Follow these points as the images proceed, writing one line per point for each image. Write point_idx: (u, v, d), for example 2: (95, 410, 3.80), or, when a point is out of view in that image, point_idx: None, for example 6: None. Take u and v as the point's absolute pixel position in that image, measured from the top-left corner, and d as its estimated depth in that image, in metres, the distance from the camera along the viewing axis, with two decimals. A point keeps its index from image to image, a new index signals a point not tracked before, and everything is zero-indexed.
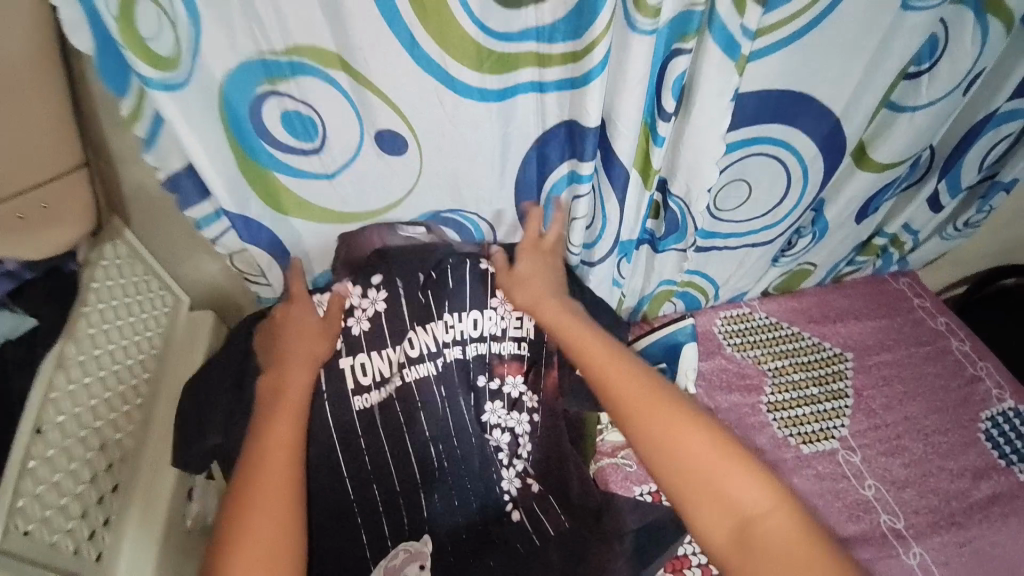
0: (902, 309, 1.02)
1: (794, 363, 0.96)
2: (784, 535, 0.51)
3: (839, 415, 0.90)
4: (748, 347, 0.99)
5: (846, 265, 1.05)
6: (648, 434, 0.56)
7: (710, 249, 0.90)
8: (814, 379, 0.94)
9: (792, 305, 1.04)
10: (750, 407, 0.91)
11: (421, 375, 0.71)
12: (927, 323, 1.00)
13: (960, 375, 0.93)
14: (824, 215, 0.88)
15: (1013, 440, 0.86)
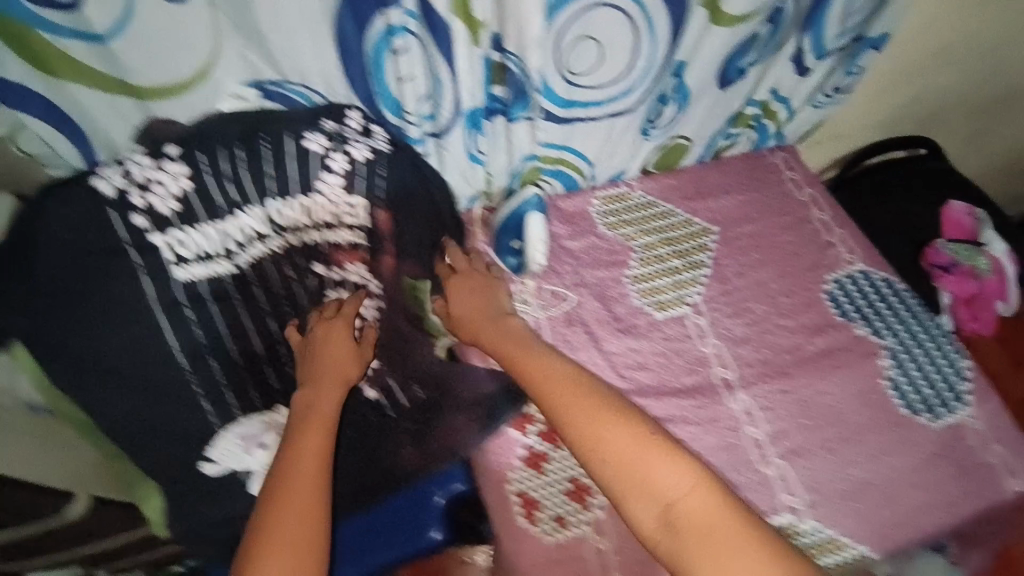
0: (771, 182, 1.04)
1: (662, 239, 0.98)
2: (699, 511, 0.60)
3: (696, 283, 0.94)
4: (621, 225, 0.99)
5: (722, 139, 1.04)
6: (582, 433, 0.66)
7: (573, 121, 0.85)
8: (678, 252, 0.97)
9: (669, 182, 1.03)
10: (614, 281, 0.94)
11: (253, 258, 0.69)
12: (793, 195, 1.03)
13: (815, 243, 0.97)
14: (686, 81, 0.85)
15: (856, 300, 0.90)
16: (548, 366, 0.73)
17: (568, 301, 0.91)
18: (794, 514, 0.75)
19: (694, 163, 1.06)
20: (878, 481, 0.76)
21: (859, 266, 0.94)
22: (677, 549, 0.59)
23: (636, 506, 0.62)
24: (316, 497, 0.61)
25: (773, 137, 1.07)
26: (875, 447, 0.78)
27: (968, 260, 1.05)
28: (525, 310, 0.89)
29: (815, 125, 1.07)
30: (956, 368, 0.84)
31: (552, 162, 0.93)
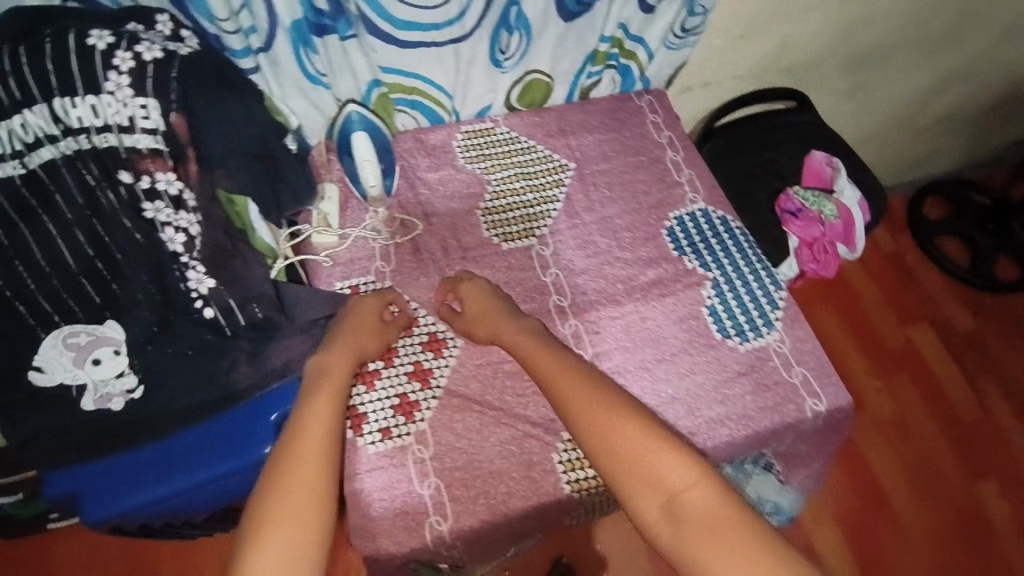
0: (633, 123, 1.07)
1: (519, 174, 1.00)
2: (701, 503, 0.60)
3: (546, 217, 0.96)
4: (480, 160, 1.01)
5: (586, 78, 1.06)
6: (586, 426, 0.68)
7: (414, 46, 0.87)
8: (533, 187, 0.99)
9: (534, 120, 1.05)
10: (467, 213, 0.95)
11: (45, 160, 0.71)
12: (651, 136, 1.06)
13: (662, 182, 1.02)
14: (524, 9, 0.88)
15: (693, 237, 0.95)
16: (549, 359, 0.75)
17: (415, 230, 0.93)
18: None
19: (561, 103, 1.08)
20: (681, 396, 0.84)
21: (700, 204, 0.99)
22: (675, 544, 0.59)
23: (638, 501, 0.62)
24: (325, 464, 0.63)
25: (639, 82, 1.10)
26: (684, 365, 0.85)
27: (815, 206, 1.11)
28: (374, 236, 0.91)
29: (680, 66, 1.10)
30: (771, 297, 0.90)
31: (405, 91, 0.96)
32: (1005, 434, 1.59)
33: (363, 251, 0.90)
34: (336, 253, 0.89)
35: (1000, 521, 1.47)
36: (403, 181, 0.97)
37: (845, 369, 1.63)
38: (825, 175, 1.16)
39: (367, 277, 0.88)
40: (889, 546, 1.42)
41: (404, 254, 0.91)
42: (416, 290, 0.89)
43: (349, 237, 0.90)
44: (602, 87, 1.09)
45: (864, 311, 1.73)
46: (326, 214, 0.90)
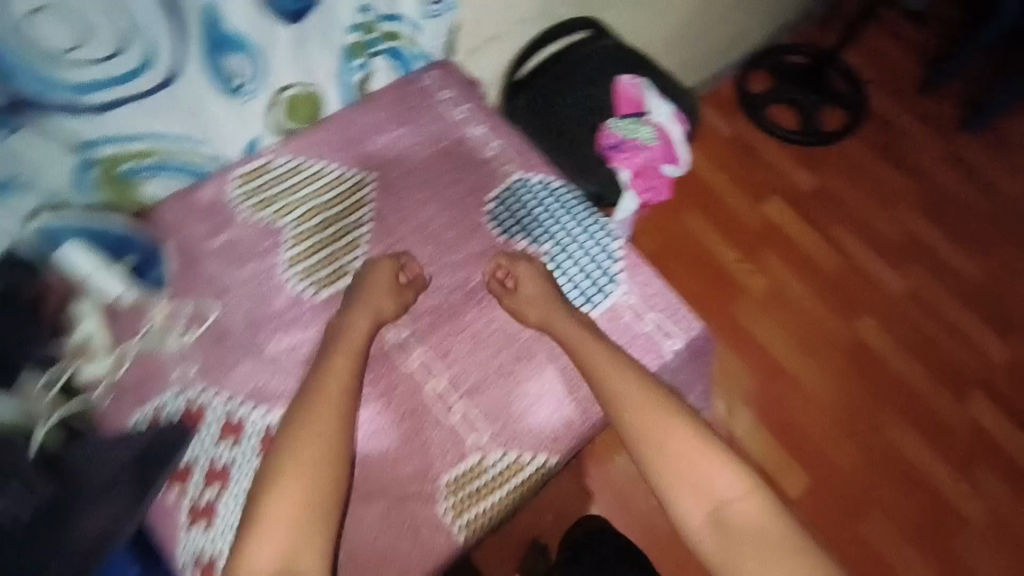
0: (425, 103, 0.96)
1: (314, 207, 0.88)
2: (746, 512, 0.70)
3: (357, 246, 0.87)
4: (265, 204, 0.87)
5: (355, 74, 0.92)
6: (647, 434, 0.75)
7: (114, 105, 0.74)
8: (335, 216, 0.87)
9: (314, 138, 0.91)
10: (270, 272, 0.84)
11: None
12: (447, 116, 0.96)
13: (473, 164, 0.93)
14: (226, 19, 0.74)
15: (516, 212, 0.90)
16: (611, 357, 0.79)
17: (210, 319, 0.81)
18: (480, 451, 0.77)
19: (340, 108, 0.94)
20: (549, 388, 0.81)
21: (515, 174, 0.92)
22: (720, 551, 0.69)
23: (688, 505, 0.72)
24: (339, 425, 0.71)
25: (418, 58, 0.97)
26: (542, 356, 0.82)
27: (632, 135, 1.08)
28: (158, 345, 0.80)
29: (454, 28, 0.98)
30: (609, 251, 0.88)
31: (139, 156, 0.80)
32: (869, 270, 1.72)
33: (154, 363, 0.80)
34: (120, 379, 0.80)
35: (886, 352, 1.60)
36: (182, 259, 0.84)
37: (719, 260, 1.72)
38: (637, 97, 1.13)
39: (168, 390, 0.79)
40: (797, 407, 1.54)
41: (207, 348, 0.80)
42: (235, 381, 0.79)
43: (128, 356, 0.80)
44: (378, 76, 0.96)
45: (721, 202, 1.80)
46: (92, 341, 0.80)
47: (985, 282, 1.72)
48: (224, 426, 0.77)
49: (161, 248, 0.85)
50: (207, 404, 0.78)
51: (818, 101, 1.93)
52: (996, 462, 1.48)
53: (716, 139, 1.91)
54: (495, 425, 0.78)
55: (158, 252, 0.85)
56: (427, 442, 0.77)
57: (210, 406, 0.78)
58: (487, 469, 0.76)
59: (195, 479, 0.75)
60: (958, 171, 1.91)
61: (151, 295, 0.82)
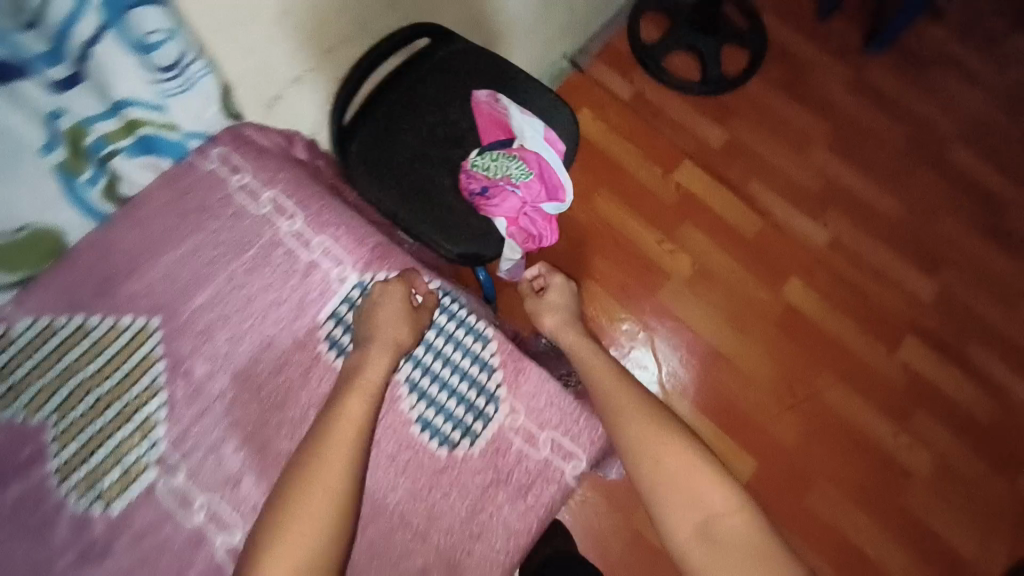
0: (206, 193, 0.79)
1: (82, 383, 0.73)
2: (734, 528, 0.73)
3: (152, 427, 0.73)
4: (14, 394, 0.72)
5: (92, 187, 0.74)
6: (641, 443, 0.79)
7: None
8: (111, 393, 0.73)
9: (60, 289, 0.74)
10: (34, 491, 0.70)
11: None
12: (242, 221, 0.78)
13: (293, 273, 0.78)
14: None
15: (352, 331, 0.79)
16: (613, 378, 0.87)
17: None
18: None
19: (87, 233, 0.77)
20: (434, 558, 0.77)
21: (353, 278, 0.80)
22: (708, 560, 0.72)
23: (679, 520, 0.75)
24: (349, 475, 0.64)
25: (185, 139, 0.80)
26: (422, 524, 0.78)
27: (499, 173, 0.89)
28: None
29: (221, 90, 0.77)
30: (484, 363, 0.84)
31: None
32: (789, 226, 1.63)
33: None
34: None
35: (817, 313, 1.53)
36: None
37: (638, 246, 1.56)
38: (502, 121, 0.93)
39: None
40: (734, 389, 1.46)
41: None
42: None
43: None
44: (137, 175, 0.78)
45: (633, 177, 1.62)
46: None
47: (902, 217, 1.67)
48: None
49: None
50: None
51: (719, 41, 1.74)
52: (934, 404, 1.47)
53: (618, 103, 1.71)
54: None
55: None
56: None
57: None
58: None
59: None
60: (867, 98, 1.80)
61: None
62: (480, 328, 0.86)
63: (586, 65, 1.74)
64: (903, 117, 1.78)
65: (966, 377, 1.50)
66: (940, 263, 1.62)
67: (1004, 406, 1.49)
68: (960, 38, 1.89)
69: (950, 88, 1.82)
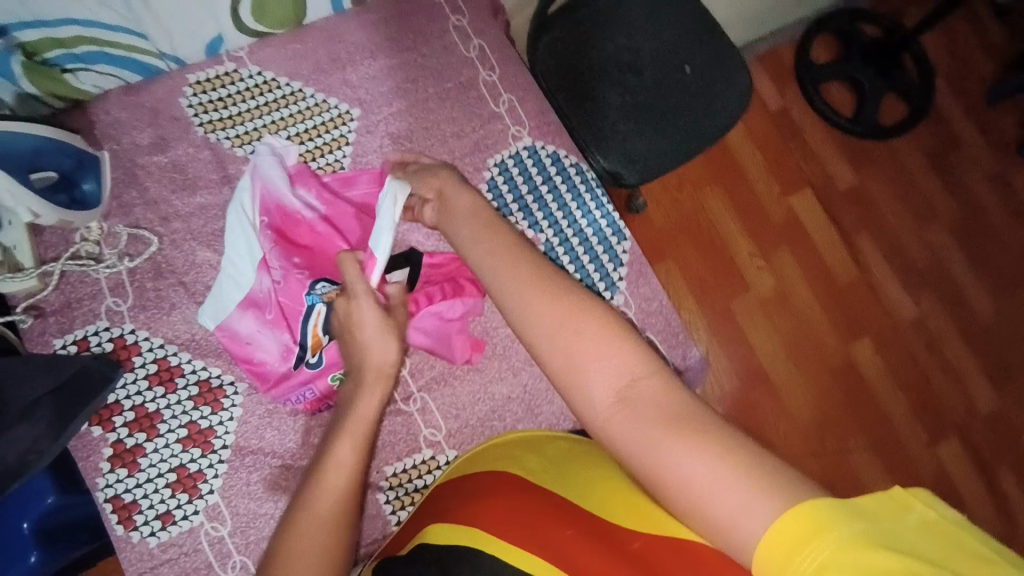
0: (424, 20, 0.93)
1: (297, 111, 0.89)
2: (650, 389, 0.55)
3: (338, 167, 0.90)
4: (221, 126, 0.87)
5: None
6: (532, 322, 0.60)
7: (96, 26, 0.76)
8: (311, 129, 0.89)
9: (295, 49, 0.89)
10: (219, 207, 0.86)
11: None
12: (458, 51, 0.93)
13: (477, 115, 0.93)
14: None
15: (514, 184, 0.93)
16: (504, 245, 0.66)
17: (150, 245, 0.84)
18: (433, 447, 0.83)
19: (326, 16, 0.91)
20: (519, 394, 0.86)
21: (527, 139, 0.93)
22: (630, 427, 0.54)
23: (594, 395, 0.56)
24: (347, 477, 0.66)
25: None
26: (517, 359, 0.86)
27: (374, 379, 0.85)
28: (93, 266, 0.82)
29: None
30: (614, 256, 0.93)
31: (64, 44, 0.77)
32: (881, 291, 1.63)
33: (87, 289, 0.82)
34: (42, 299, 0.81)
35: (874, 379, 1.57)
36: (118, 170, 0.85)
37: (731, 250, 1.60)
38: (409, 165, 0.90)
39: (95, 322, 0.82)
40: (768, 414, 1.52)
41: (143, 282, 0.84)
42: (172, 324, 0.83)
43: (53, 274, 0.81)
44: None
45: (751, 185, 1.64)
46: (15, 254, 0.79)
47: (992, 323, 1.66)
48: (154, 375, 0.82)
49: (96, 159, 0.82)
50: (138, 345, 0.82)
51: (885, 86, 1.68)
52: (948, 504, 1.53)
53: (765, 110, 1.70)
54: (454, 423, 0.84)
55: (93, 162, 0.82)
56: None
57: (143, 347, 0.82)
58: (436, 468, 0.82)
59: (122, 418, 0.80)
60: (1005, 199, 1.75)
61: (78, 213, 0.80)
62: (623, 229, 0.94)
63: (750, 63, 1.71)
64: None
65: (986, 492, 1.55)
66: (1011, 380, 1.63)
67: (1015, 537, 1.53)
68: None
69: None
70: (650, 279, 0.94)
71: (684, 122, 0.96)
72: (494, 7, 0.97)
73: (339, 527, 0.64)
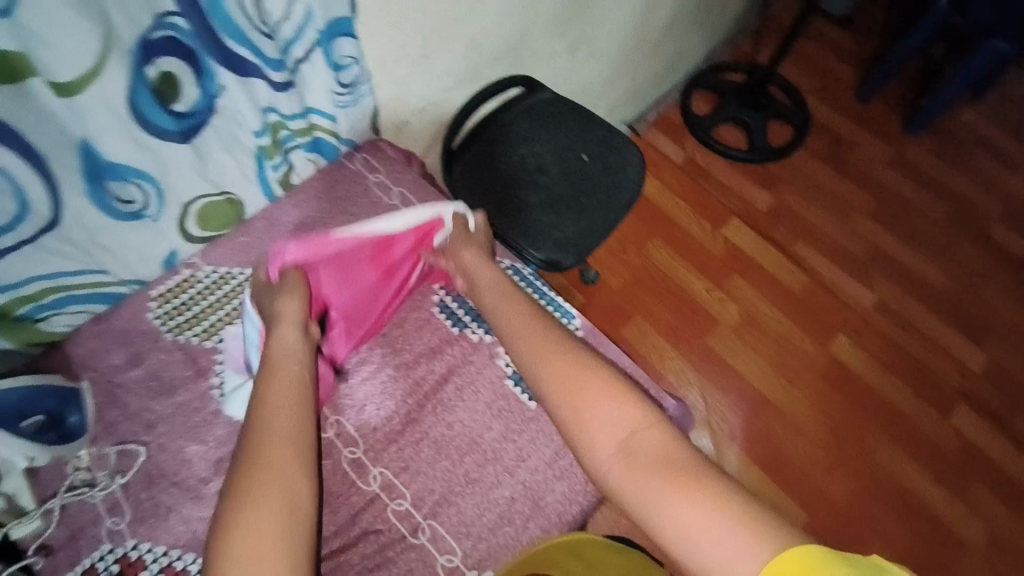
0: (345, 183, 1.05)
1: None
2: (650, 441, 0.60)
3: None
4: (186, 326, 0.94)
5: (274, 172, 0.99)
6: (552, 386, 0.68)
7: (57, 276, 0.83)
8: None
9: (240, 242, 0.99)
10: (198, 399, 0.90)
11: None
12: (383, 201, 1.05)
13: None
14: (107, 152, 0.77)
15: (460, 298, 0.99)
16: (535, 325, 0.77)
17: (138, 455, 0.86)
18: (455, 573, 0.81)
19: (262, 205, 1.01)
20: (520, 492, 0.87)
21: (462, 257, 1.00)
22: (627, 476, 0.59)
23: (598, 452, 0.62)
24: (292, 477, 0.65)
25: (340, 144, 1.06)
26: (509, 459, 0.88)
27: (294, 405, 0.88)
28: (90, 492, 0.83)
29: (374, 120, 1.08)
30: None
31: (32, 299, 0.83)
32: (835, 287, 1.73)
33: (85, 518, 0.82)
34: (49, 536, 0.81)
35: (864, 370, 1.61)
36: (98, 394, 0.89)
37: (688, 291, 1.69)
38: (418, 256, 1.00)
39: (100, 546, 0.81)
40: (781, 435, 1.52)
41: (137, 495, 0.84)
42: (172, 528, 0.82)
43: (54, 510, 0.82)
44: (303, 165, 1.04)
45: (685, 229, 1.78)
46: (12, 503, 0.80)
47: (945, 286, 1.75)
48: None
49: (77, 391, 0.87)
50: (143, 560, 0.80)
51: (765, 117, 1.90)
52: (984, 474, 1.51)
53: (673, 163, 1.89)
54: (467, 542, 0.83)
55: (75, 397, 0.87)
56: (394, 575, 0.80)
57: (148, 560, 0.80)
58: None
59: None
60: (907, 175, 1.93)
61: (68, 446, 0.84)
62: (569, 309, 1.01)
63: (646, 129, 1.93)
64: (946, 195, 1.90)
65: (1013, 446, 1.55)
66: (985, 332, 1.69)
67: None
68: (989, 126, 2.05)
69: (984, 170, 1.96)
70: (610, 347, 1.00)
71: (598, 200, 1.08)
72: (406, 159, 1.11)
73: (284, 528, 0.61)
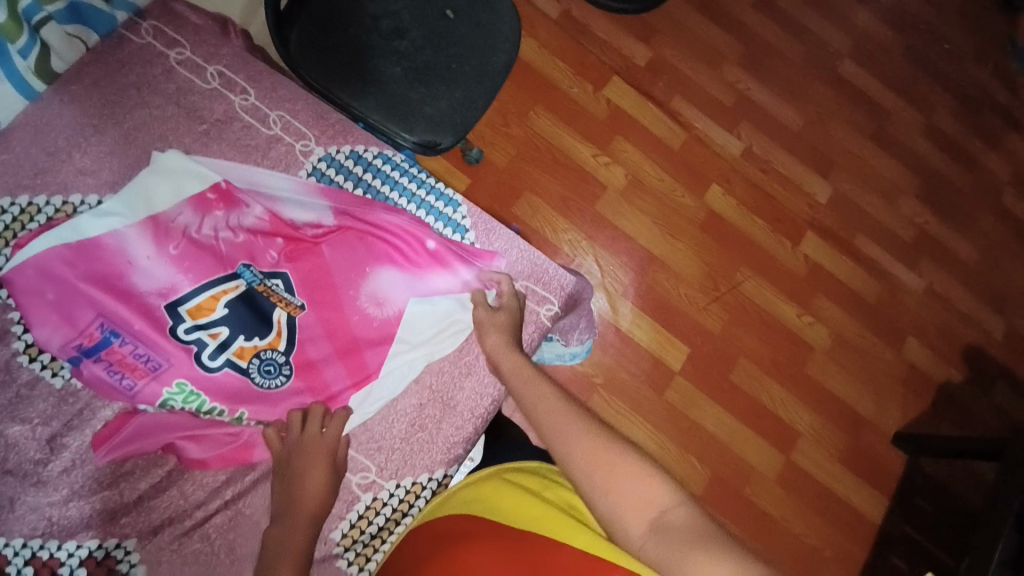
0: (141, 67, 0.88)
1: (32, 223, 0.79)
2: (683, 517, 0.61)
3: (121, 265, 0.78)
4: None
5: (22, 59, 0.79)
6: (576, 458, 0.69)
7: None
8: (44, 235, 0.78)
9: (2, 159, 0.81)
10: (1, 369, 0.76)
11: None
12: (195, 87, 0.90)
13: (254, 148, 0.90)
14: None
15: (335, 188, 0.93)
16: (558, 399, 0.76)
17: None
18: (370, 487, 0.84)
19: (22, 105, 0.82)
20: (428, 397, 0.89)
21: (318, 150, 0.93)
22: (662, 555, 0.59)
23: (630, 525, 0.62)
24: None
25: (116, 12, 0.88)
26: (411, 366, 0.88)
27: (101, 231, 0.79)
28: None
29: None
30: (457, 225, 0.95)
31: None
32: (709, 139, 1.78)
33: None
34: None
35: (734, 217, 1.74)
36: None
37: (576, 160, 1.65)
38: (232, 200, 0.84)
39: None
40: (668, 286, 1.64)
41: None
42: (23, 518, 0.73)
43: None
44: (66, 46, 0.84)
45: (566, 94, 1.68)
46: None
47: (801, 127, 1.88)
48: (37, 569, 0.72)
49: None
50: (1, 556, 0.71)
51: None
52: (829, 289, 1.76)
53: (547, 19, 1.73)
54: (379, 456, 0.85)
55: None
56: None
57: (7, 555, 0.71)
58: (381, 505, 0.84)
59: None
60: (770, 17, 1.94)
61: None
62: (452, 196, 0.96)
63: None
64: (804, 35, 1.96)
65: (851, 261, 1.80)
66: (833, 167, 1.87)
67: (885, 286, 1.81)
68: None
69: (836, 5, 2.02)
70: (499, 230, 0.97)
71: (470, 67, 0.95)
72: (221, 27, 0.95)
73: None
